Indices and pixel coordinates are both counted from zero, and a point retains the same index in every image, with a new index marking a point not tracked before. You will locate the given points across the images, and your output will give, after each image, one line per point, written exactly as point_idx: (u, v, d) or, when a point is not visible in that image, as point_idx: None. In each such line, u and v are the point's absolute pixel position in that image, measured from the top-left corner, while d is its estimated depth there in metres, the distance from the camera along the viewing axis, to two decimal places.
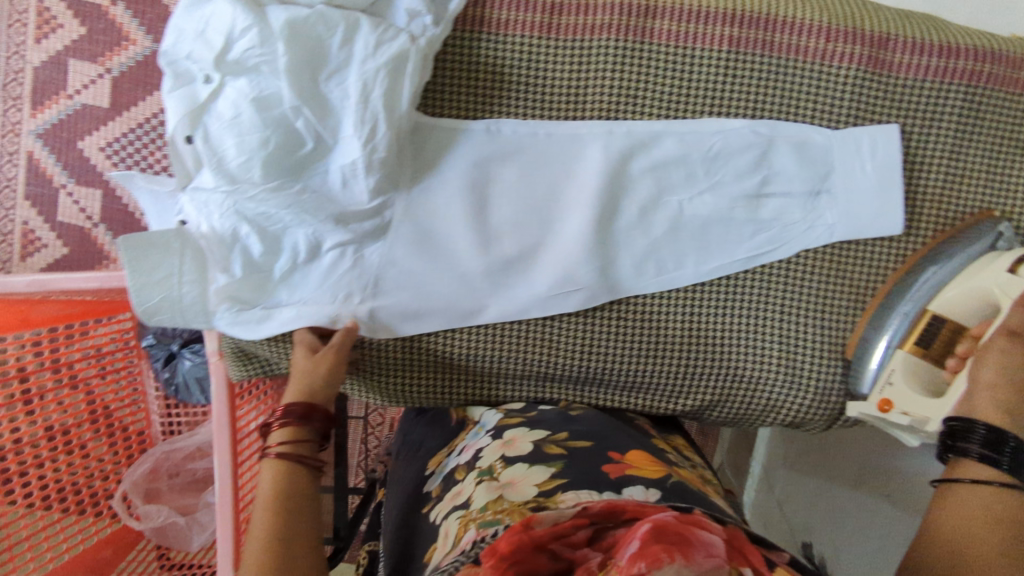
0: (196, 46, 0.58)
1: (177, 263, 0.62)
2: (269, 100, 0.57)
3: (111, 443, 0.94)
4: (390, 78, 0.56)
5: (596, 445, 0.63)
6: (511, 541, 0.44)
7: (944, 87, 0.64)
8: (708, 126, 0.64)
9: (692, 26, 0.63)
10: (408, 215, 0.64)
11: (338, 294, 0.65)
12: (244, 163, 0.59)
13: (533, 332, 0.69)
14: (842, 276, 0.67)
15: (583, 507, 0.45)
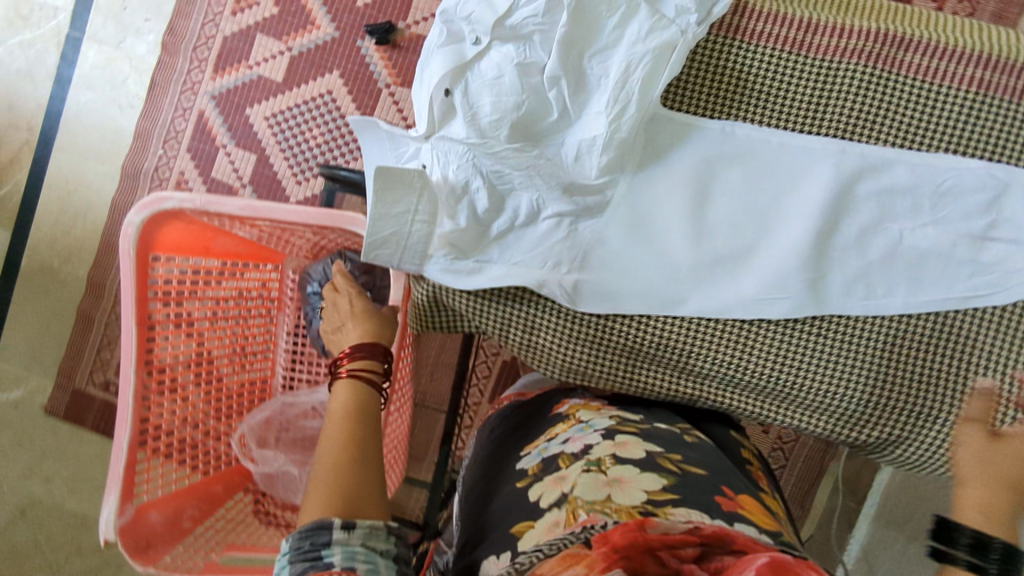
0: (476, 10, 0.65)
1: (415, 201, 0.66)
2: (531, 67, 0.64)
3: (233, 388, 1.05)
4: (653, 63, 0.63)
5: (712, 474, 0.66)
6: (625, 536, 0.49)
7: None
8: (943, 161, 0.65)
9: (944, 63, 0.64)
10: (631, 198, 0.68)
11: (549, 261, 0.69)
12: (495, 121, 0.65)
13: (727, 333, 0.69)
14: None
15: (694, 527, 0.50)
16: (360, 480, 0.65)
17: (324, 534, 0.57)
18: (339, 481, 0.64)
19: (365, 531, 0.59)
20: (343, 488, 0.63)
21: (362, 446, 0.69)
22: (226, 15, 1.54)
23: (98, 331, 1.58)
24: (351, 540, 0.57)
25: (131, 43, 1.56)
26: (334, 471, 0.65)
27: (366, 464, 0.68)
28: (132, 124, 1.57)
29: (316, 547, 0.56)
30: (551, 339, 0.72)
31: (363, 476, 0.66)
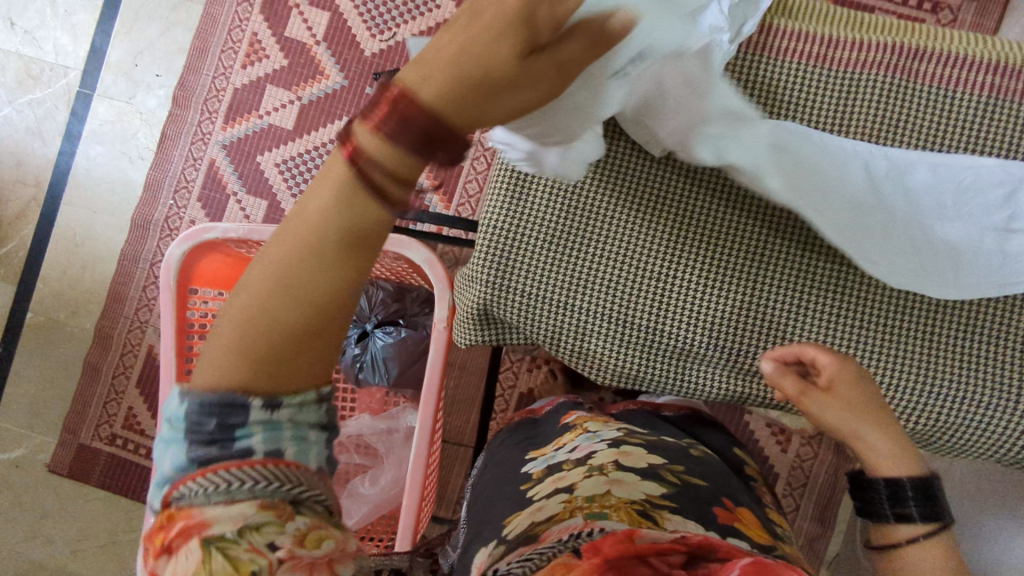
0: None
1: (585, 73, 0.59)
2: None
3: None
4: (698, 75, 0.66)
5: (711, 487, 0.65)
6: (616, 548, 0.47)
7: None
8: (964, 161, 0.70)
9: (956, 72, 0.70)
10: None
11: None
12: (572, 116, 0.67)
13: (768, 330, 0.72)
14: None
15: (681, 537, 0.48)
16: (298, 346, 0.43)
17: (240, 408, 0.41)
18: (260, 325, 0.42)
19: (299, 406, 0.44)
20: (263, 346, 0.42)
21: (325, 321, 0.44)
22: (236, 68, 1.56)
23: (106, 383, 1.55)
24: (277, 416, 0.42)
25: (141, 97, 1.58)
26: (261, 306, 0.42)
27: (321, 333, 0.44)
28: (141, 176, 1.58)
29: (218, 424, 0.41)
30: (603, 342, 0.74)
31: (309, 346, 0.43)
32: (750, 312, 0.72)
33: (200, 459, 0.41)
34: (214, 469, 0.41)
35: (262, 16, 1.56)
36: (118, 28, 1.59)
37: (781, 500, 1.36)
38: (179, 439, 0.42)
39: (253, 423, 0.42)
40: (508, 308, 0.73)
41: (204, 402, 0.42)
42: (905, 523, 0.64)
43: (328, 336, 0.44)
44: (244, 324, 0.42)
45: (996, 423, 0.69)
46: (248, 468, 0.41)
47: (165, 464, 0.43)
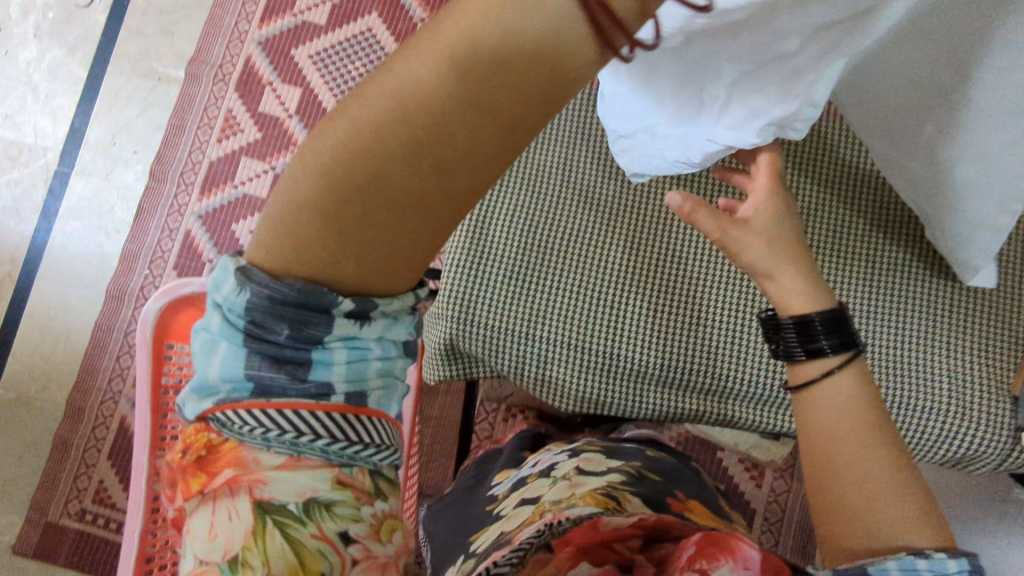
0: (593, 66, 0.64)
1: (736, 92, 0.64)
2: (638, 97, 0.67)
3: None
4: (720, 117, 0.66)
5: (666, 483, 0.71)
6: (584, 536, 0.54)
7: None
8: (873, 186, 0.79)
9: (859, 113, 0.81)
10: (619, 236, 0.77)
11: None
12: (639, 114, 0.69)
13: (716, 348, 0.77)
14: (991, 311, 0.77)
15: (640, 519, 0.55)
16: (377, 240, 0.46)
17: (320, 319, 0.46)
18: (328, 182, 0.45)
19: (396, 319, 0.50)
20: (344, 208, 0.45)
21: (394, 174, 0.44)
22: (212, 142, 1.64)
23: (75, 457, 1.52)
24: (363, 335, 0.48)
25: (119, 173, 1.64)
26: (353, 159, 0.44)
27: (408, 214, 0.46)
28: (117, 248, 1.62)
29: (292, 339, 0.45)
30: (564, 370, 0.79)
31: (387, 220, 0.46)
32: (698, 334, 0.78)
33: (256, 380, 0.46)
34: (281, 406, 0.46)
35: (236, 93, 1.65)
36: (97, 109, 1.66)
37: (760, 537, 1.37)
38: (237, 341, 0.46)
39: (334, 341, 0.47)
40: (473, 343, 0.78)
41: (282, 303, 0.45)
42: (817, 358, 0.65)
43: (409, 224, 0.47)
44: (331, 182, 0.45)
45: (929, 415, 0.75)
46: (312, 416, 0.47)
47: (213, 367, 0.46)
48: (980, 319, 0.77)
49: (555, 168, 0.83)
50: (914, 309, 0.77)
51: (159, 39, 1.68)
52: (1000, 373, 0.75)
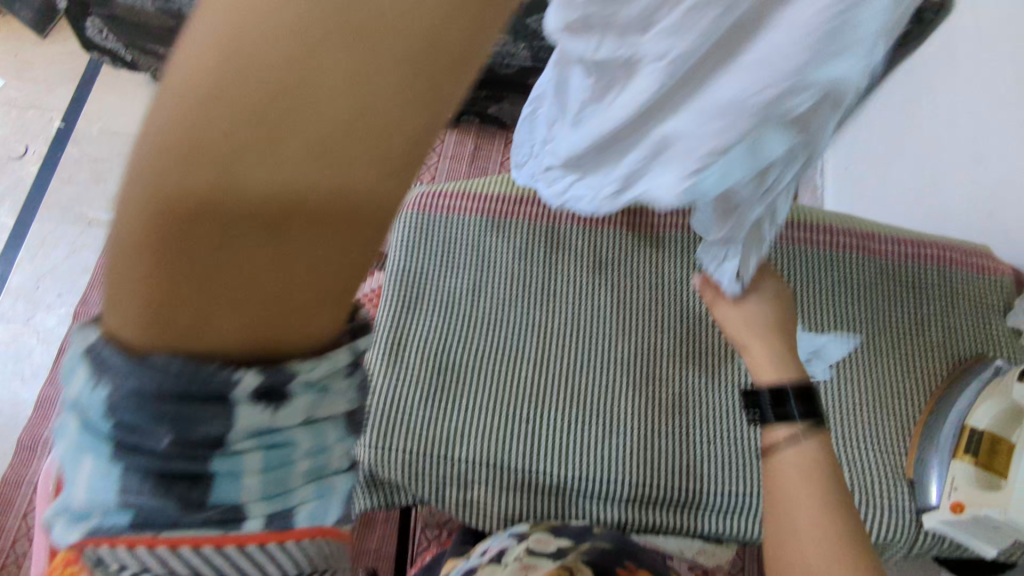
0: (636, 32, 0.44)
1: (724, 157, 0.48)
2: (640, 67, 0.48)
3: None
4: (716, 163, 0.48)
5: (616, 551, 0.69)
6: None
7: (919, 267, 0.90)
8: None
9: None
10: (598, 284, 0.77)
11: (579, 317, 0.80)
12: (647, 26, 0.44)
13: (633, 455, 0.79)
14: (874, 394, 0.83)
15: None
16: (256, 312, 0.27)
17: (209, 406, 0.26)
18: (183, 152, 0.24)
19: (326, 390, 0.30)
20: (197, 268, 0.25)
21: (279, 213, 0.25)
22: None
23: None
24: (285, 430, 0.29)
25: (40, 318, 1.60)
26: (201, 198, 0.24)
27: (336, 238, 0.27)
28: (33, 395, 1.54)
29: (179, 449, 0.27)
30: (487, 491, 0.78)
31: (272, 276, 0.26)
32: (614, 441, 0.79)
33: (136, 511, 0.28)
34: (175, 543, 0.30)
35: None
36: (21, 257, 1.65)
37: None
38: (105, 457, 0.27)
39: (242, 443, 0.28)
40: (391, 468, 0.77)
41: (160, 397, 0.26)
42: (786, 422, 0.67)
43: (295, 243, 0.26)
44: (166, 175, 0.24)
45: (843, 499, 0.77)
46: (219, 553, 0.31)
47: (76, 491, 0.28)
48: (866, 402, 0.83)
49: (462, 292, 0.87)
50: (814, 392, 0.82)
51: (89, 185, 1.72)
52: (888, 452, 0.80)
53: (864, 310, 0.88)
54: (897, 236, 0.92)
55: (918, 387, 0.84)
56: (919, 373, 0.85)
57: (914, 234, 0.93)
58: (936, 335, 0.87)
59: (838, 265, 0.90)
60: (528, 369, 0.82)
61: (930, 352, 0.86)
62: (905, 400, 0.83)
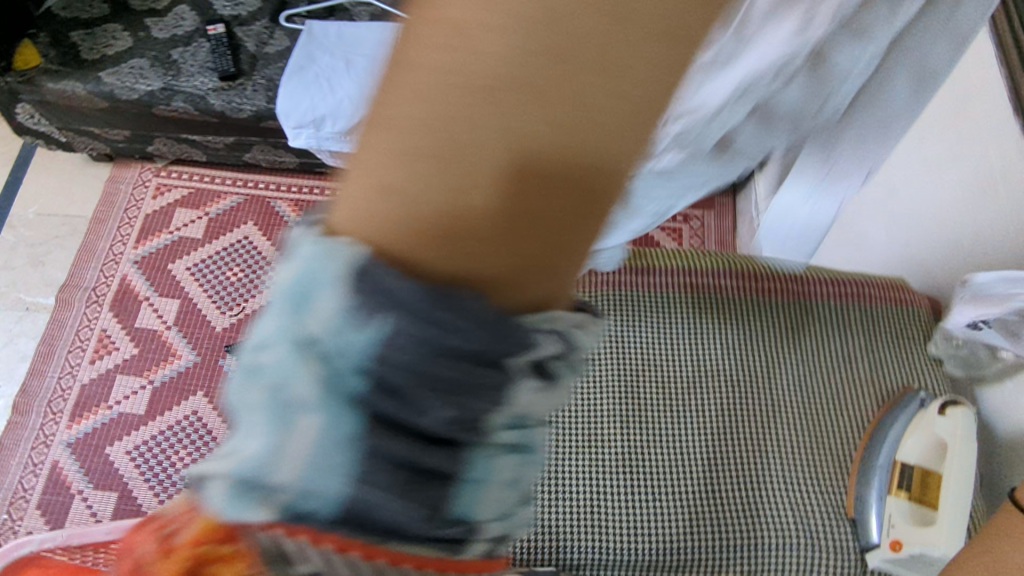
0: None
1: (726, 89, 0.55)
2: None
3: None
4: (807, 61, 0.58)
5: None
6: None
7: (840, 304, 0.94)
8: (682, 338, 0.92)
9: (662, 280, 0.96)
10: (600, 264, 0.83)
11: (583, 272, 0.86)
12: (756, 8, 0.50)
13: (581, 515, 0.80)
14: (808, 436, 0.85)
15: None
16: (508, 261, 0.23)
17: (492, 378, 0.24)
18: (416, 172, 0.22)
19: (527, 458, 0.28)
20: (457, 235, 0.23)
21: (478, 217, 0.22)
22: (85, 364, 1.57)
23: None
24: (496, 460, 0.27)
25: None
26: (417, 197, 0.22)
27: (542, 215, 0.23)
28: None
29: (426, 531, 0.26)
30: None
31: (550, 234, 0.23)
32: (569, 511, 0.80)
33: None
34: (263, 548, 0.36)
35: (111, 313, 1.63)
36: None
37: None
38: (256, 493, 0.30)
39: (501, 438, 0.26)
40: None
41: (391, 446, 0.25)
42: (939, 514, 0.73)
43: (479, 229, 0.22)
44: (403, 172, 0.22)
45: (798, 550, 0.78)
46: None
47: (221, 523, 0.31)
48: (801, 446, 0.84)
49: None
50: (752, 443, 0.85)
51: (28, 269, 1.66)
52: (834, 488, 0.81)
53: (787, 351, 0.91)
54: (821, 277, 0.96)
55: (847, 422, 0.86)
56: (851, 407, 0.87)
57: (836, 273, 0.97)
58: (864, 370, 0.90)
59: (752, 310, 0.94)
60: None
61: (855, 383, 0.89)
62: (839, 437, 0.85)
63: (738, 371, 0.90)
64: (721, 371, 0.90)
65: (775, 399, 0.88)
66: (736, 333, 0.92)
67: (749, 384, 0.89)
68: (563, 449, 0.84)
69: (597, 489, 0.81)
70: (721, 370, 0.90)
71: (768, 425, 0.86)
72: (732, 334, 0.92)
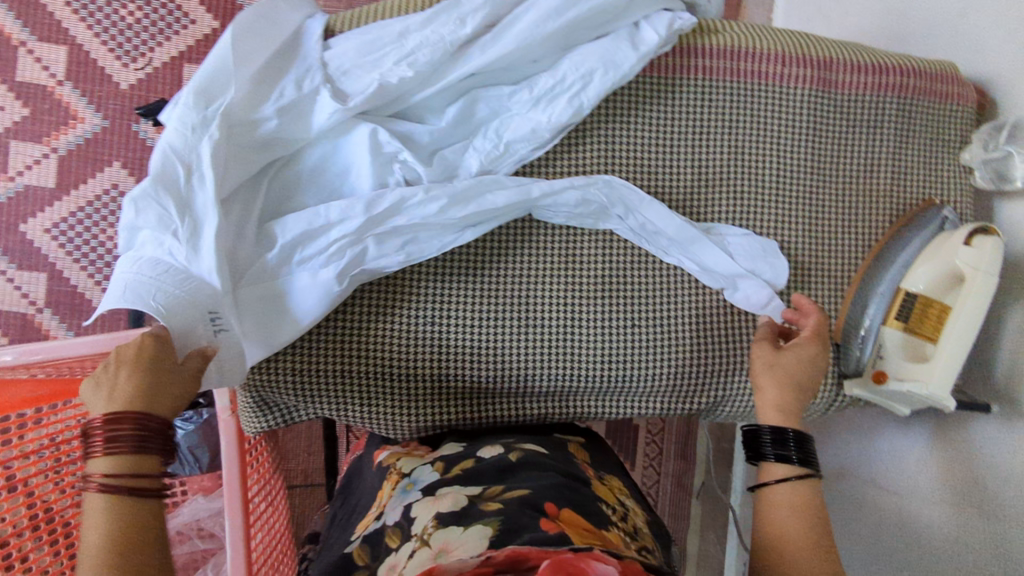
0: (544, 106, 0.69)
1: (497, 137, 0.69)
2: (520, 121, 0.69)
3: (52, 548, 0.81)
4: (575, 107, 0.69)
5: (534, 492, 0.58)
6: None
7: (880, 99, 0.77)
8: (688, 141, 0.74)
9: (676, 60, 0.74)
10: (499, 134, 0.69)
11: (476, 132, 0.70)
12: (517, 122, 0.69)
13: (554, 346, 0.72)
14: (813, 256, 0.75)
15: (485, 557, 0.44)
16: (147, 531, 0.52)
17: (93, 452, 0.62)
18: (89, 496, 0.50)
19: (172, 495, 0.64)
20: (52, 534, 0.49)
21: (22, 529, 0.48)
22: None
23: None
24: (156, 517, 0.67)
25: None
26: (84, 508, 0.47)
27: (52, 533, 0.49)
28: None
29: None
30: (394, 405, 0.71)
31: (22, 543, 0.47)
32: (543, 340, 0.72)
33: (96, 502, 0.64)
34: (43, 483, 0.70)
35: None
36: None
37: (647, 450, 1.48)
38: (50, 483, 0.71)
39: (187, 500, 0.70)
40: (280, 386, 0.69)
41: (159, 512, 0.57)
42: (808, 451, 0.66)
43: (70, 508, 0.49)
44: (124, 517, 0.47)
45: None
46: None
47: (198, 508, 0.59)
48: (802, 267, 0.75)
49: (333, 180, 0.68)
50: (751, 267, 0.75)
51: None
52: (823, 316, 0.75)
53: (808, 155, 0.76)
54: (862, 62, 0.76)
55: (856, 240, 0.76)
56: (863, 223, 0.77)
57: (882, 57, 0.77)
58: (887, 181, 0.77)
59: (777, 102, 0.75)
60: (431, 268, 0.71)
61: (872, 194, 0.77)
62: (843, 259, 0.76)
63: (749, 183, 0.75)
64: (730, 183, 0.75)
65: (785, 217, 0.75)
66: (755, 135, 0.75)
67: (758, 199, 0.75)
68: (542, 272, 0.73)
69: (577, 315, 0.73)
70: (729, 181, 0.75)
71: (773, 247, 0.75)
72: (748, 135, 0.75)
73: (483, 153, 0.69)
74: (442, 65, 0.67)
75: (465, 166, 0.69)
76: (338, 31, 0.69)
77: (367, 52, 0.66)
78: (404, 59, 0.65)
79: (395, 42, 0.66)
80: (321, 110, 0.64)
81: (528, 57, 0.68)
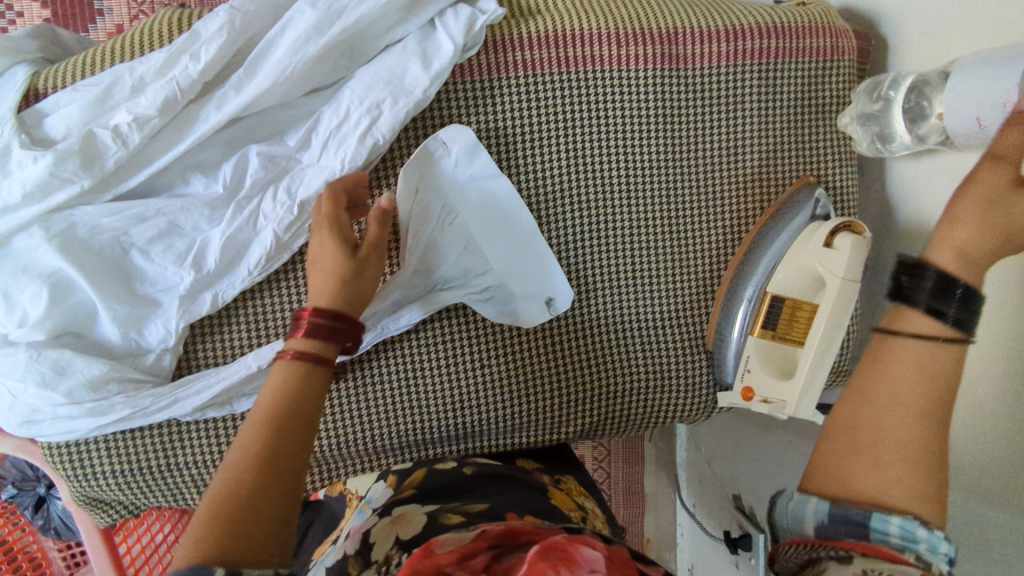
0: (325, 154, 0.59)
1: (280, 192, 0.59)
2: (302, 175, 0.59)
3: None
4: (365, 142, 0.58)
5: (494, 505, 0.54)
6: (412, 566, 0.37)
7: (737, 70, 0.66)
8: (518, 150, 0.64)
9: (493, 58, 0.62)
10: (284, 186, 0.59)
11: (252, 185, 0.59)
12: (298, 173, 0.59)
13: (399, 400, 0.64)
14: (672, 261, 0.67)
15: (481, 530, 0.42)
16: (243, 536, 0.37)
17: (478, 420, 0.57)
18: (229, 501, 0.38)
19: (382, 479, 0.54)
20: (230, 514, 0.38)
21: (258, 489, 0.39)
22: None
23: None
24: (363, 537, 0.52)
25: None
26: (221, 517, 0.37)
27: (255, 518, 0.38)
28: None
29: None
30: None
31: (253, 526, 0.38)
32: (384, 400, 0.64)
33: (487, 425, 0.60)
34: None
35: None
36: None
37: None
38: None
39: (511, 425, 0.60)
40: (106, 490, 0.63)
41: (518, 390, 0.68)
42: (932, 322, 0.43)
43: (250, 523, 0.38)
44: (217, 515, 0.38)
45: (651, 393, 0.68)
46: None
47: None
48: (660, 273, 0.67)
49: (112, 261, 0.58)
50: (608, 284, 0.67)
51: None
52: (689, 324, 0.68)
53: (661, 147, 0.66)
54: (709, 29, 0.65)
55: (720, 237, 0.68)
56: (728, 215, 0.68)
57: (734, 18, 0.65)
58: (753, 163, 0.68)
59: (618, 91, 0.64)
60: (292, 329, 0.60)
61: (739, 179, 0.68)
62: (706, 259, 0.68)
63: (594, 189, 0.65)
64: (573, 191, 0.65)
65: (639, 222, 0.66)
66: (594, 134, 0.64)
67: (607, 206, 0.66)
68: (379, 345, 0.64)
69: (418, 371, 0.64)
70: (573, 190, 0.65)
71: (629, 255, 0.67)
72: (587, 134, 0.64)
73: (275, 221, 0.58)
74: (188, 117, 0.56)
75: (260, 239, 0.59)
76: (45, 87, 0.57)
77: (98, 110, 0.54)
78: (130, 111, 0.54)
79: (128, 94, 0.55)
80: (22, 161, 0.53)
81: (298, 86, 0.57)
